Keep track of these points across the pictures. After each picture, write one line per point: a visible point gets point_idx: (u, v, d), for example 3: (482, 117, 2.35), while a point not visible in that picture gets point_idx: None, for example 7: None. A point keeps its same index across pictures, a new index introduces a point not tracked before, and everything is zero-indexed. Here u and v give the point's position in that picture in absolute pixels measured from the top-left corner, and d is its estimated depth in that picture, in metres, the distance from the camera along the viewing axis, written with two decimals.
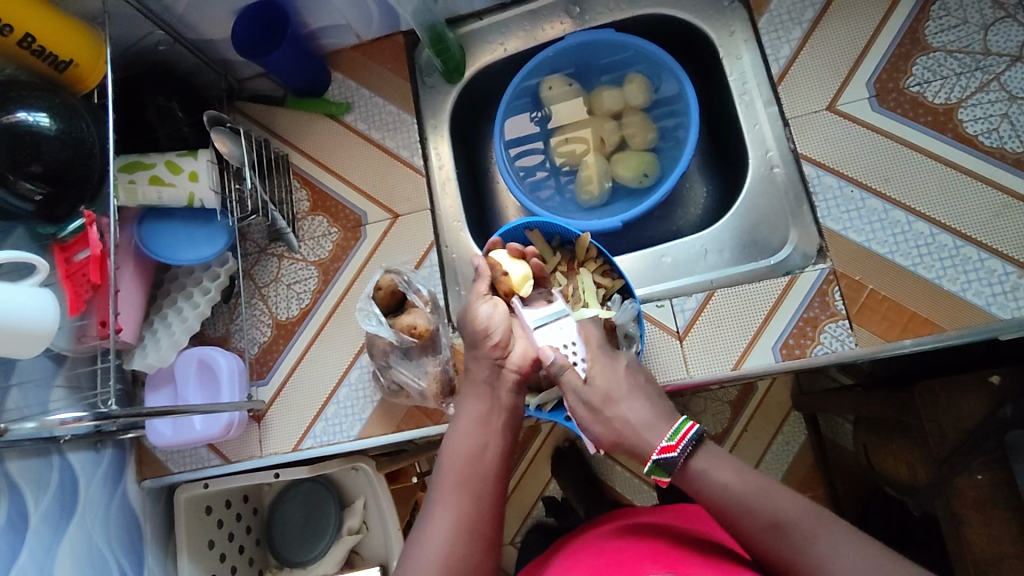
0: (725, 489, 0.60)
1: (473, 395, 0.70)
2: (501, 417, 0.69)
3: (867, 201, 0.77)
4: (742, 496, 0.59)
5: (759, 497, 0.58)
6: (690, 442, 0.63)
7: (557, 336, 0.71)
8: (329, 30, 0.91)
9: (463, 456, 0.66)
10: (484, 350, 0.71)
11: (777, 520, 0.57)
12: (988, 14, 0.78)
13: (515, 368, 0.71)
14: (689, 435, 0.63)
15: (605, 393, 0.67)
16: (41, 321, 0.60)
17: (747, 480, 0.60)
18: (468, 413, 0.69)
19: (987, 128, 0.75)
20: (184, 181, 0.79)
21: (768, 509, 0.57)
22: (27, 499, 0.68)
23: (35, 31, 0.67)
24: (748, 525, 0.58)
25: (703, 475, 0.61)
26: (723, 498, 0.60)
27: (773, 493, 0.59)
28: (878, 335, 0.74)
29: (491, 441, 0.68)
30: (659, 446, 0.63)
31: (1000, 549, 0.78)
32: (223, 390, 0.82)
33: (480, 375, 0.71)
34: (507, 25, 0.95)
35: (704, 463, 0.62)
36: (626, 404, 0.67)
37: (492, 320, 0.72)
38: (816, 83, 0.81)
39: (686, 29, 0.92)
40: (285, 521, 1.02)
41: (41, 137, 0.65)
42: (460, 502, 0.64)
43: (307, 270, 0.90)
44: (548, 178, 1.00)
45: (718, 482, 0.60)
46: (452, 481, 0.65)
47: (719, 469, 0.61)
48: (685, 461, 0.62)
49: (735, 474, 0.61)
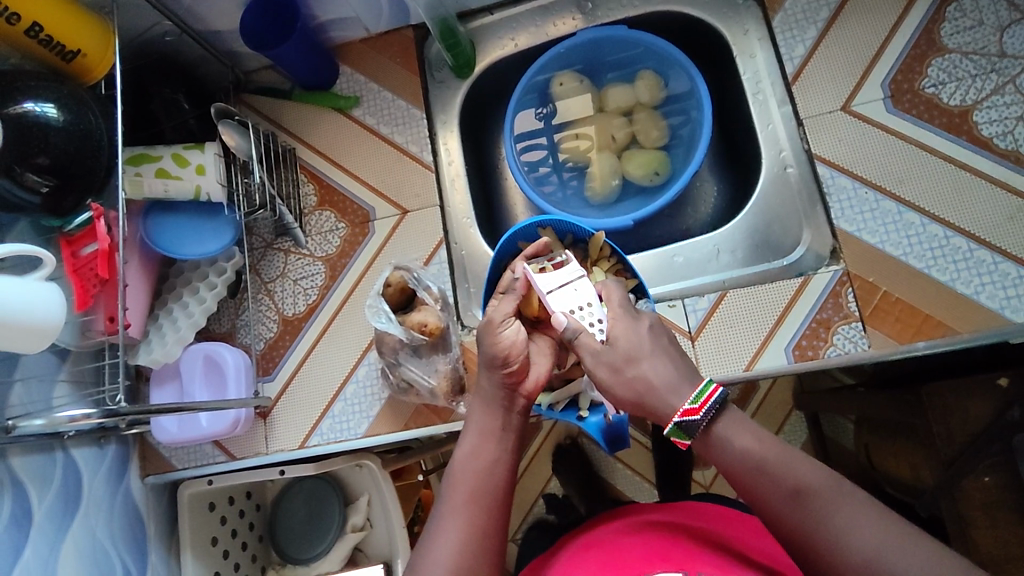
0: (746, 457, 0.56)
1: (484, 409, 0.67)
2: (512, 436, 0.67)
3: (882, 203, 0.77)
4: (764, 463, 0.55)
5: (782, 466, 0.55)
6: (714, 405, 0.58)
7: (572, 299, 0.69)
8: (338, 22, 0.90)
9: (472, 472, 0.64)
10: (498, 373, 0.67)
11: (793, 489, 0.53)
12: (1004, 16, 0.77)
13: (528, 393, 0.68)
14: (713, 399, 0.58)
15: (627, 353, 0.62)
16: (48, 315, 0.59)
17: (772, 448, 0.56)
18: (478, 427, 0.67)
19: (1002, 131, 0.75)
20: (191, 175, 0.78)
21: (790, 477, 0.54)
22: (31, 496, 0.67)
23: (43, 20, 0.66)
24: (766, 495, 0.55)
25: (724, 442, 0.57)
26: (743, 466, 0.56)
27: (799, 460, 0.55)
28: (891, 337, 0.74)
29: (503, 458, 0.65)
30: (681, 409, 0.58)
31: (1008, 551, 0.78)
32: (230, 387, 0.82)
33: (493, 395, 0.67)
34: (518, 20, 0.95)
35: (726, 429, 0.58)
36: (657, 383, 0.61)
37: (513, 345, 0.67)
38: (830, 84, 0.81)
39: (699, 26, 0.92)
40: (287, 518, 1.01)
41: (48, 129, 0.64)
42: (468, 518, 0.61)
43: (314, 266, 0.89)
44: (556, 175, 0.99)
45: (740, 449, 0.57)
46: (461, 497, 0.62)
47: (741, 435, 0.57)
48: (706, 425, 0.58)
49: (758, 441, 0.57)
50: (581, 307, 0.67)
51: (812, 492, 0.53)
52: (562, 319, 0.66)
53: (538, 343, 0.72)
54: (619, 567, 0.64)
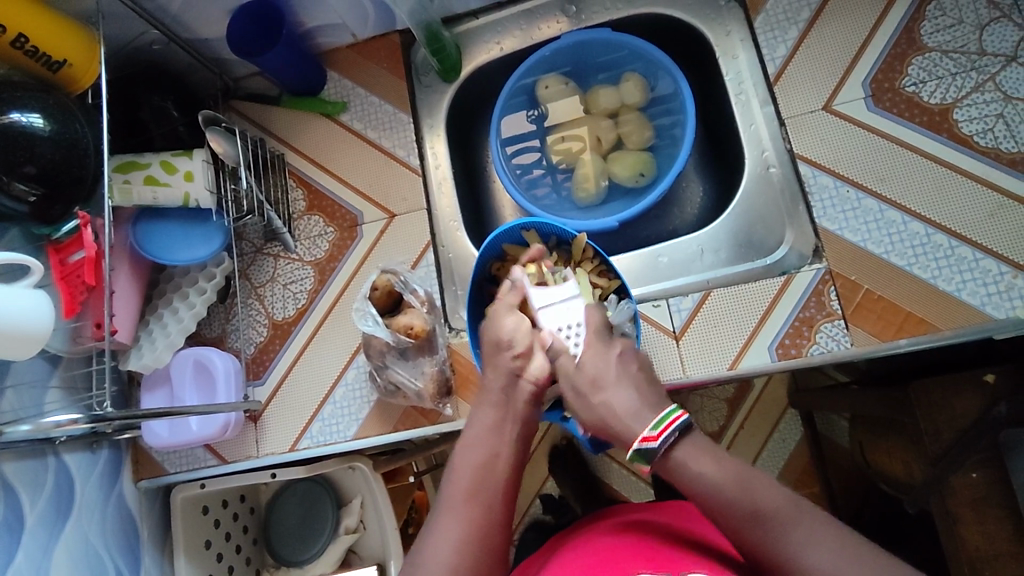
0: (704, 482, 0.58)
1: (488, 403, 0.69)
2: (514, 427, 0.68)
3: (863, 202, 0.77)
4: (721, 488, 0.57)
5: (737, 490, 0.56)
6: (675, 430, 0.60)
7: (562, 316, 0.72)
8: (324, 29, 0.91)
9: (473, 467, 0.65)
10: (504, 359, 0.70)
11: (750, 513, 0.55)
12: (984, 14, 0.78)
13: (534, 380, 0.69)
14: (675, 424, 0.60)
15: (593, 379, 0.66)
16: (37, 322, 0.60)
17: (729, 472, 0.57)
18: (481, 423, 0.68)
19: (982, 128, 0.75)
20: (179, 181, 0.78)
21: (746, 500, 0.55)
22: (23, 500, 0.68)
23: (28, 31, 0.67)
24: (725, 519, 0.56)
25: (683, 467, 0.59)
26: (702, 491, 0.58)
27: (755, 485, 0.56)
28: (874, 334, 0.74)
29: (502, 453, 0.67)
30: (640, 436, 0.61)
31: (995, 548, 0.78)
32: (220, 391, 0.82)
33: (496, 384, 0.69)
34: (503, 24, 0.95)
35: (684, 454, 0.59)
36: (616, 393, 0.65)
37: (515, 334, 0.70)
38: (812, 83, 0.81)
39: (683, 28, 0.92)
40: (281, 520, 1.02)
41: (35, 139, 0.65)
42: (470, 510, 0.62)
43: (303, 270, 0.90)
44: (544, 177, 1.00)
45: (696, 474, 0.58)
46: (462, 490, 0.63)
47: (698, 461, 0.59)
48: (666, 451, 0.60)
49: (716, 464, 0.58)
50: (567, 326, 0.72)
51: (770, 513, 0.54)
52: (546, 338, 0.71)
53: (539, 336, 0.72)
54: (603, 568, 0.65)
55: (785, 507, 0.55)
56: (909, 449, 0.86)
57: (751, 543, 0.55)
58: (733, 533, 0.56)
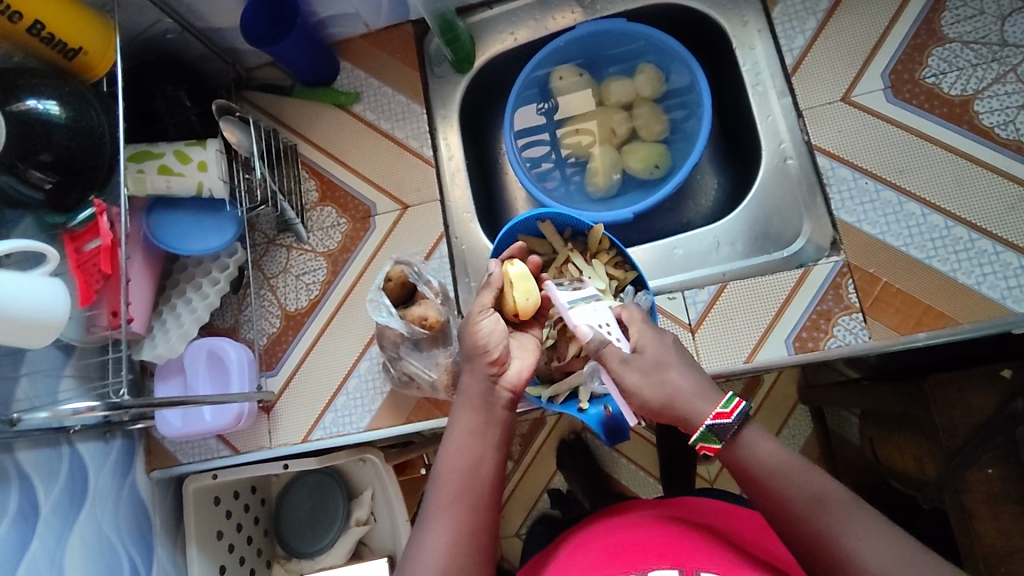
0: (770, 464, 0.57)
1: (467, 405, 0.67)
2: (496, 430, 0.67)
3: (883, 194, 0.76)
4: (786, 471, 0.57)
5: (800, 473, 0.56)
6: (743, 414, 0.59)
7: (593, 316, 0.70)
8: (338, 19, 0.90)
9: (457, 473, 0.63)
10: (481, 365, 0.68)
11: (816, 497, 0.55)
12: (1005, 5, 0.77)
13: (512, 385, 0.69)
14: (742, 408, 0.59)
15: (655, 361, 0.64)
16: (52, 309, 0.60)
17: (792, 458, 0.58)
18: (462, 426, 0.66)
19: (1003, 120, 0.75)
20: (193, 171, 0.78)
21: (813, 486, 0.56)
22: (38, 489, 0.68)
23: (45, 18, 0.67)
24: (786, 500, 0.56)
25: (748, 449, 0.59)
26: (767, 470, 0.57)
27: (817, 471, 0.57)
28: (892, 328, 0.73)
29: (487, 455, 0.65)
30: (712, 413, 0.59)
31: (1011, 544, 0.78)
32: (233, 381, 0.82)
33: (473, 388, 0.68)
34: (517, 14, 0.95)
35: (750, 437, 0.59)
36: (675, 371, 0.62)
37: (491, 338, 0.69)
38: (830, 75, 0.80)
39: (699, 18, 0.91)
40: (291, 512, 1.02)
41: (51, 126, 0.64)
42: (455, 517, 0.61)
43: (316, 261, 0.89)
44: (555, 169, 1.00)
45: (765, 453, 0.58)
46: (446, 498, 0.62)
47: (765, 443, 0.59)
48: (738, 428, 0.59)
49: (781, 450, 0.58)
50: (602, 324, 0.69)
51: (835, 501, 0.55)
52: (588, 331, 0.68)
53: (518, 340, 0.74)
54: (619, 563, 0.65)
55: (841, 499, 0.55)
56: (923, 445, 0.86)
57: (808, 527, 0.54)
58: (789, 514, 0.56)
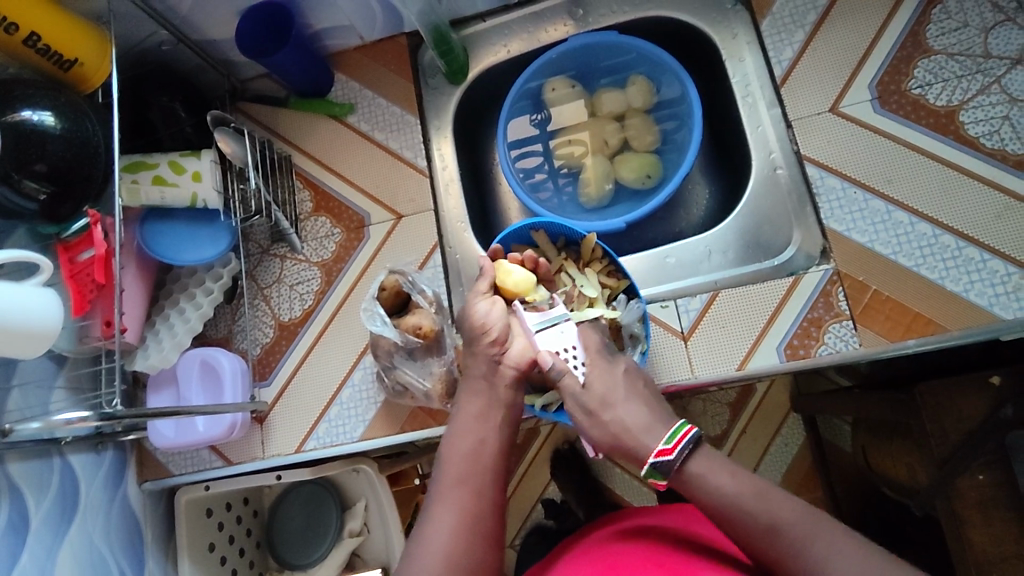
0: (720, 494, 0.59)
1: (471, 394, 0.69)
2: (499, 415, 0.68)
3: (870, 203, 0.77)
4: (737, 499, 0.59)
5: (752, 501, 0.58)
6: (688, 444, 0.63)
7: (557, 341, 0.71)
8: (332, 31, 0.91)
9: (460, 457, 0.65)
10: (483, 348, 0.70)
11: (767, 525, 0.57)
12: (989, 18, 0.79)
13: (514, 364, 0.69)
14: (687, 439, 0.63)
15: (602, 397, 0.67)
16: (44, 319, 0.60)
17: (744, 484, 0.60)
18: (469, 412, 0.68)
19: (988, 130, 0.76)
20: (187, 182, 0.78)
21: (763, 511, 0.57)
22: (28, 501, 0.68)
23: (41, 30, 0.67)
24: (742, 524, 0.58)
25: (699, 479, 0.61)
26: (718, 502, 0.59)
27: (764, 495, 0.58)
28: (882, 335, 0.74)
29: (490, 438, 0.67)
30: (655, 450, 0.63)
31: (1002, 550, 0.77)
32: (226, 392, 0.82)
33: (478, 370, 0.70)
34: (510, 27, 0.96)
35: (699, 468, 0.61)
36: (622, 409, 0.67)
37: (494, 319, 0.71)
38: (818, 86, 0.82)
39: (689, 31, 0.93)
40: (284, 523, 1.01)
41: (46, 136, 0.65)
42: (458, 503, 0.62)
43: (310, 271, 0.90)
44: (548, 180, 1.00)
45: (710, 487, 0.60)
46: (449, 483, 0.64)
47: (712, 474, 0.61)
48: (679, 466, 0.62)
49: (729, 477, 0.60)
50: (564, 350, 0.70)
51: (786, 525, 0.56)
52: (547, 360, 0.68)
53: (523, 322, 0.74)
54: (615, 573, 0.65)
55: (799, 517, 0.57)
56: (914, 452, 0.86)
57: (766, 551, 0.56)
58: (746, 541, 0.58)
